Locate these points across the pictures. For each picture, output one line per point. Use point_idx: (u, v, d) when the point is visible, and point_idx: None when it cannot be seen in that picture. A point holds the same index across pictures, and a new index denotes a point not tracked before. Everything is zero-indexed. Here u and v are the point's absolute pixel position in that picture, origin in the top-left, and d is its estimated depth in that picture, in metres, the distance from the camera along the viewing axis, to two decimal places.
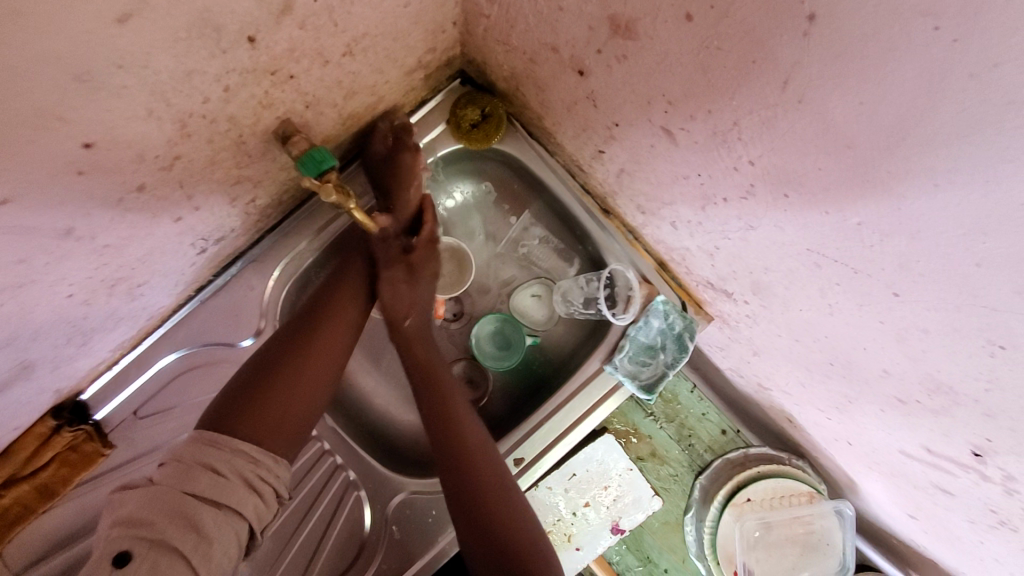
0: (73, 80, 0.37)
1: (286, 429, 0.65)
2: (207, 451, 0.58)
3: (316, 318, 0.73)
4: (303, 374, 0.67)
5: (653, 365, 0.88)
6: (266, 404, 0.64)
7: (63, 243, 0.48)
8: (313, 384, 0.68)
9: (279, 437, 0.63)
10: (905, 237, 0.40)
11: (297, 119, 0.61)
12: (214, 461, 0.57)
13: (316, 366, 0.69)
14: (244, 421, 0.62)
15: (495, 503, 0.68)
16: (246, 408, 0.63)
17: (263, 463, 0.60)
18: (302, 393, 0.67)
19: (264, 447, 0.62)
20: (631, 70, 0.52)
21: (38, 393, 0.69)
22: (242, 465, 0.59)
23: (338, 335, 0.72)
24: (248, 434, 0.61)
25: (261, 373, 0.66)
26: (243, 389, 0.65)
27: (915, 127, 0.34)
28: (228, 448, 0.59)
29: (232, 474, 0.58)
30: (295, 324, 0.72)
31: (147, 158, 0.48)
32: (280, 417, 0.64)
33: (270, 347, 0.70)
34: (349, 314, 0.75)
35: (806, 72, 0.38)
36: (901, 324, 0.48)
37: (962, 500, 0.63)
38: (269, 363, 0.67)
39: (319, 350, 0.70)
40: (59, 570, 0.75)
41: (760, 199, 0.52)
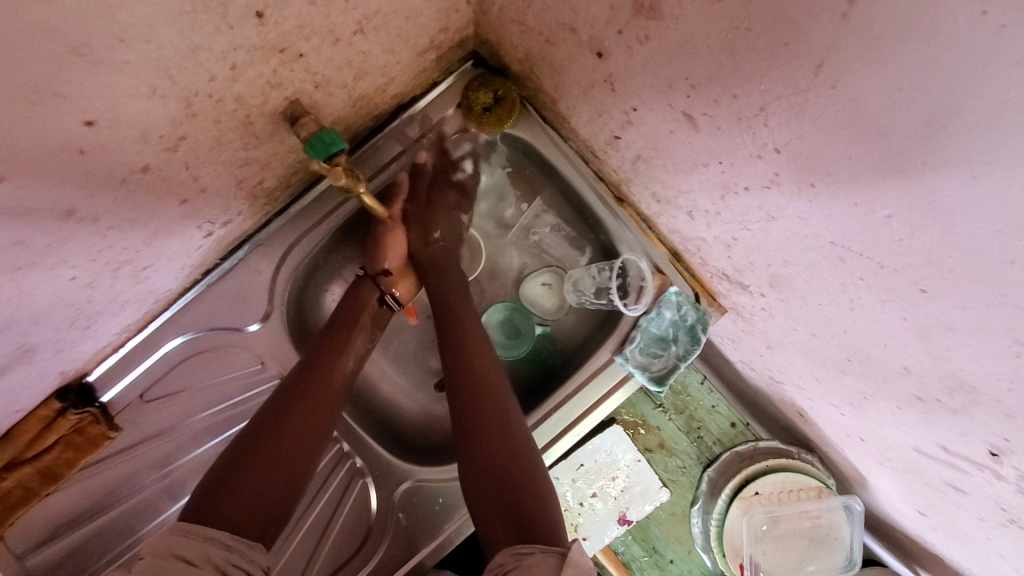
0: (70, 53, 0.35)
1: (263, 510, 0.61)
2: (180, 539, 0.54)
3: (294, 392, 0.70)
4: (280, 452, 0.65)
5: (664, 357, 0.86)
6: (242, 486, 0.61)
7: (65, 224, 0.47)
8: (294, 459, 0.66)
9: (256, 519, 0.61)
10: (938, 231, 0.39)
11: (306, 100, 0.60)
12: (186, 549, 0.53)
13: (297, 443, 0.67)
14: (219, 507, 0.59)
15: (511, 477, 0.66)
16: (223, 495, 0.60)
17: (237, 548, 0.57)
18: (281, 472, 0.64)
19: (239, 532, 0.59)
20: (653, 52, 0.50)
21: (42, 374, 0.69)
22: (216, 551, 0.55)
23: (318, 411, 0.70)
24: (223, 522, 0.58)
25: (238, 458, 0.64)
26: (220, 475, 0.62)
27: (958, 115, 0.32)
28: (201, 535, 0.55)
29: (205, 562, 0.54)
30: (273, 403, 0.70)
31: (151, 137, 0.47)
32: (257, 501, 0.61)
33: (251, 427, 0.68)
34: (329, 385, 0.73)
35: (842, 54, 0.36)
36: (925, 322, 0.47)
37: (973, 498, 0.62)
38: (246, 443, 0.65)
39: (296, 426, 0.68)
40: (67, 549, 0.78)
41: (784, 187, 0.50)
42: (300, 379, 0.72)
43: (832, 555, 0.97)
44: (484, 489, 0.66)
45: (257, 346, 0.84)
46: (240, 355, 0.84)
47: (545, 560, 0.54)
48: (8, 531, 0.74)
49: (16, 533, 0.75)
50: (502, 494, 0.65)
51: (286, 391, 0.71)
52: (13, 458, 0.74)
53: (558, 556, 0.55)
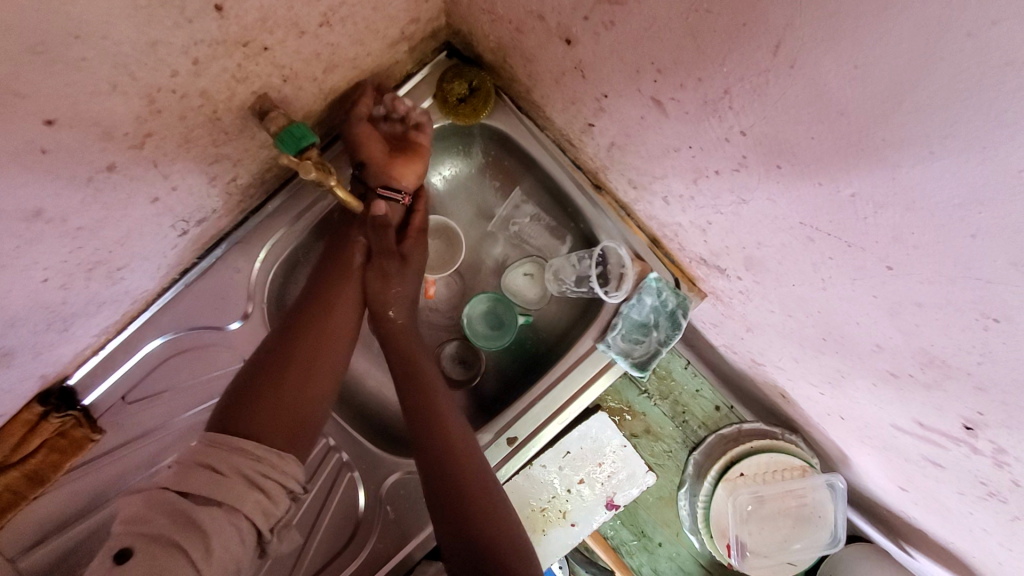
0: (26, 52, 0.35)
1: (288, 424, 0.65)
2: (210, 450, 0.59)
3: (309, 317, 0.73)
4: (299, 371, 0.68)
5: (645, 343, 0.87)
6: (266, 403, 0.64)
7: (32, 225, 0.47)
8: (311, 385, 0.68)
9: (282, 431, 0.64)
10: (898, 209, 0.39)
11: (276, 94, 0.59)
12: (215, 459, 0.58)
13: (313, 370, 0.69)
14: (246, 420, 0.63)
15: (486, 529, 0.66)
16: (248, 409, 0.64)
17: (265, 459, 0.60)
18: (301, 390, 0.67)
19: (267, 442, 0.62)
20: (619, 38, 0.50)
21: (20, 379, 0.68)
22: (244, 463, 0.59)
23: (332, 335, 0.73)
24: (250, 431, 0.62)
25: (258, 381, 0.67)
26: (243, 392, 0.66)
27: (911, 92, 0.32)
28: (230, 446, 0.59)
29: (233, 472, 0.58)
30: (289, 327, 0.72)
31: (116, 135, 0.46)
32: (281, 415, 0.65)
33: (269, 355, 0.70)
34: (341, 311, 0.75)
35: (799, 35, 0.36)
36: (893, 298, 0.47)
37: (953, 473, 0.63)
38: (264, 368, 0.68)
39: (312, 350, 0.70)
40: (56, 553, 0.77)
41: (751, 170, 0.50)
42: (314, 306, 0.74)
43: (817, 532, 1.00)
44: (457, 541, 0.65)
45: (240, 343, 0.84)
46: (222, 354, 0.84)
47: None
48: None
49: (5, 539, 0.74)
50: (475, 546, 0.64)
51: (301, 317, 0.73)
52: None
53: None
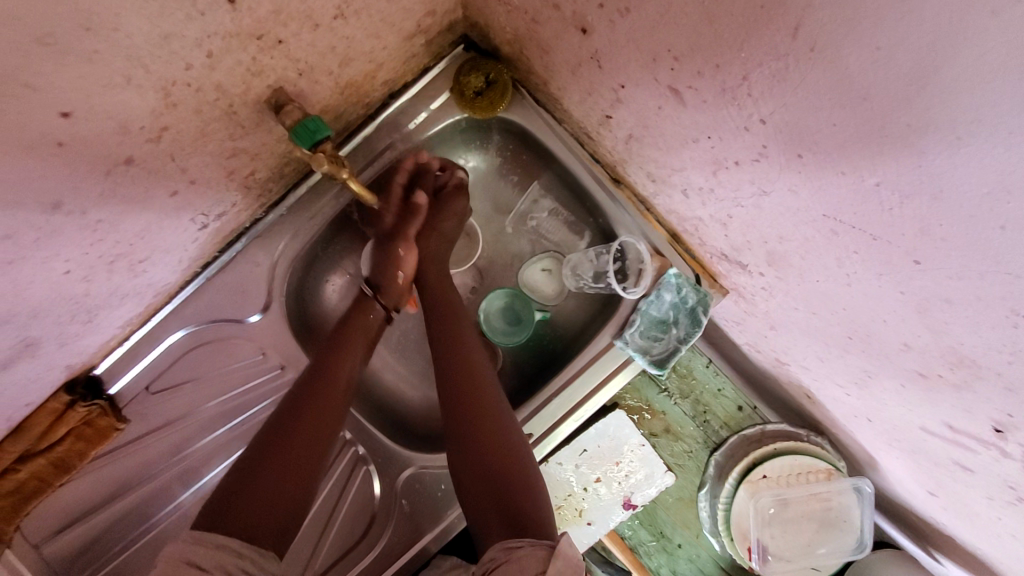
0: (38, 43, 0.35)
1: (276, 517, 0.61)
2: (194, 548, 0.55)
3: (303, 395, 0.70)
4: (292, 455, 0.65)
5: (664, 340, 0.85)
6: (255, 497, 0.61)
7: (53, 218, 0.48)
8: (304, 462, 0.65)
9: (268, 527, 0.60)
10: (925, 199, 0.37)
11: (291, 88, 0.59)
12: (198, 556, 0.54)
13: (309, 440, 0.67)
14: (233, 516, 0.59)
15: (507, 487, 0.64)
16: (237, 504, 0.60)
17: (252, 556, 0.57)
18: (291, 480, 0.64)
19: (254, 541, 0.59)
20: (635, 25, 0.49)
21: (47, 368, 0.70)
22: (230, 559, 0.55)
23: (327, 419, 0.69)
24: (238, 527, 0.58)
25: (250, 465, 0.64)
26: (232, 484, 0.62)
27: (935, 75, 0.30)
28: (215, 543, 0.56)
29: (217, 567, 0.54)
30: (283, 408, 0.69)
31: (132, 128, 0.47)
32: (270, 508, 0.61)
33: (263, 432, 0.67)
34: (337, 393, 0.72)
35: (819, 16, 0.34)
36: (921, 295, 0.45)
37: (982, 478, 0.61)
38: (253, 458, 0.65)
39: (306, 436, 0.67)
40: (81, 538, 0.81)
41: (773, 160, 0.48)
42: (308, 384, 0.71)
43: (842, 537, 0.97)
44: (484, 495, 0.65)
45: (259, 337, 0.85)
46: (243, 347, 0.86)
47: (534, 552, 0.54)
48: (25, 521, 0.78)
49: (34, 522, 0.79)
50: (499, 501, 0.63)
51: (293, 398, 0.70)
52: (23, 451, 0.76)
53: (547, 549, 0.55)
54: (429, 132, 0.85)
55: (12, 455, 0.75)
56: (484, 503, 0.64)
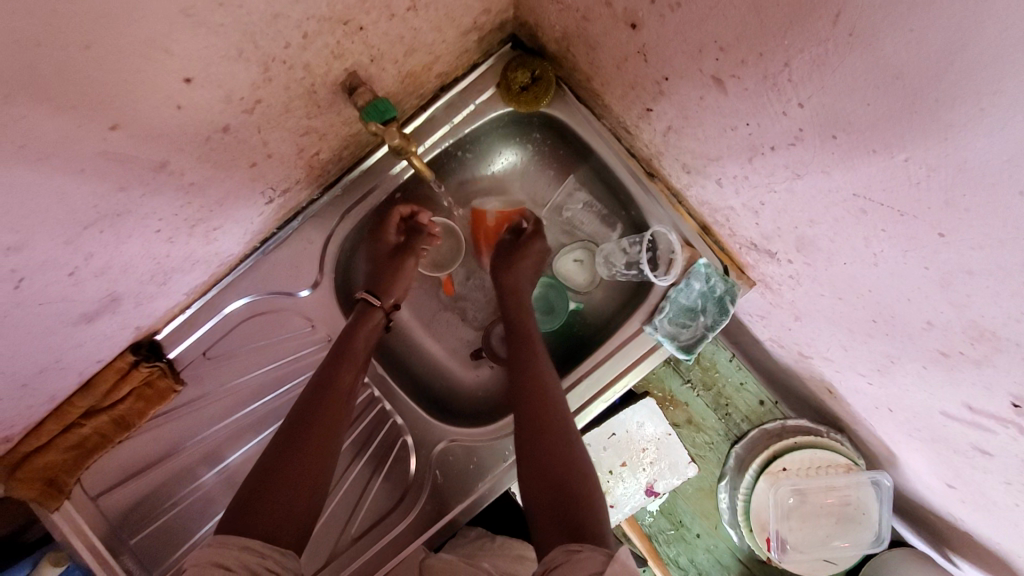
0: (181, 13, 0.42)
1: (293, 523, 0.65)
2: (220, 550, 0.59)
3: (307, 420, 0.73)
4: (297, 470, 0.68)
5: (692, 327, 0.89)
6: (272, 505, 0.65)
7: (157, 176, 0.54)
8: (311, 479, 0.69)
9: (289, 529, 0.65)
10: (951, 170, 0.42)
11: (363, 73, 0.66)
12: (225, 558, 0.58)
13: (313, 463, 0.70)
14: (253, 519, 0.63)
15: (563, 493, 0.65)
16: (255, 511, 0.64)
17: (271, 555, 0.61)
18: (302, 493, 0.67)
19: (274, 542, 0.63)
20: (685, 18, 0.54)
21: (121, 327, 0.76)
22: (252, 558, 0.59)
23: (327, 448, 0.72)
24: (256, 531, 0.62)
25: (264, 478, 0.67)
26: (248, 495, 0.66)
27: (961, 51, 0.35)
28: (238, 544, 0.60)
29: (242, 568, 0.58)
30: (289, 433, 0.72)
31: (233, 98, 0.53)
32: (285, 517, 0.65)
33: (272, 450, 0.71)
34: (336, 422, 0.74)
35: (858, 2, 0.39)
36: (946, 268, 0.49)
37: (1002, 462, 0.63)
38: (268, 472, 0.68)
39: (310, 461, 0.70)
40: (134, 496, 0.86)
41: (808, 143, 0.53)
42: (310, 414, 0.74)
43: (860, 531, 0.99)
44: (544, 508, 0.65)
45: (310, 311, 0.91)
46: (292, 319, 0.91)
47: (594, 556, 0.54)
48: (83, 474, 0.83)
49: (92, 475, 0.84)
50: (559, 504, 0.64)
51: (293, 427, 0.72)
52: (88, 408, 0.81)
53: (605, 556, 0.55)
54: (475, 124, 0.90)
55: (78, 411, 0.81)
56: (546, 508, 0.64)
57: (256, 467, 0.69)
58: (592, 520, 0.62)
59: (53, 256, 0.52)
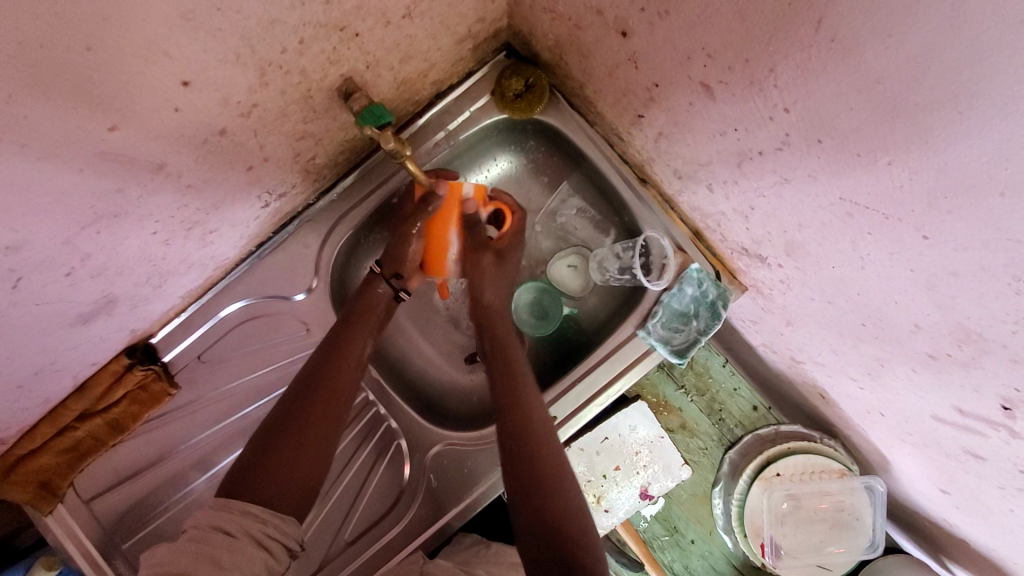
0: (180, 17, 0.43)
1: (296, 488, 0.66)
2: (221, 514, 0.60)
3: (313, 389, 0.73)
4: (301, 437, 0.68)
5: (685, 331, 0.89)
6: (275, 470, 0.65)
7: (155, 177, 0.55)
8: (316, 445, 0.69)
9: (290, 495, 0.65)
10: (932, 172, 0.43)
11: (359, 79, 0.67)
12: (225, 522, 0.60)
13: (318, 430, 0.70)
14: (255, 484, 0.64)
15: (549, 499, 0.68)
16: (257, 477, 0.64)
17: (272, 521, 0.62)
18: (306, 459, 0.67)
19: (275, 507, 0.64)
20: (673, 25, 0.55)
21: (116, 329, 0.76)
22: (254, 525, 0.60)
23: (332, 416, 0.72)
24: (258, 497, 0.63)
25: (268, 442, 0.68)
26: (252, 458, 0.67)
27: (938, 55, 0.36)
28: (240, 509, 0.61)
29: (243, 534, 0.60)
30: (295, 399, 0.72)
31: (230, 102, 0.54)
32: (288, 483, 0.65)
33: (279, 413, 0.71)
34: (343, 391, 0.74)
35: (838, 9, 0.40)
36: (930, 270, 0.50)
37: (993, 464, 0.64)
38: (273, 436, 0.68)
39: (315, 428, 0.70)
40: (128, 499, 0.86)
41: (794, 147, 0.54)
42: (316, 382, 0.74)
43: (854, 537, 0.99)
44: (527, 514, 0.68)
45: (305, 315, 0.92)
46: (288, 322, 0.92)
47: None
48: (77, 477, 0.83)
49: (86, 479, 0.84)
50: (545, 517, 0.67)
51: (301, 393, 0.72)
52: (83, 411, 0.81)
53: None
54: (470, 131, 0.91)
55: (73, 414, 0.81)
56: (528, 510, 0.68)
57: (263, 429, 0.70)
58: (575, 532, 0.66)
59: (51, 256, 0.53)
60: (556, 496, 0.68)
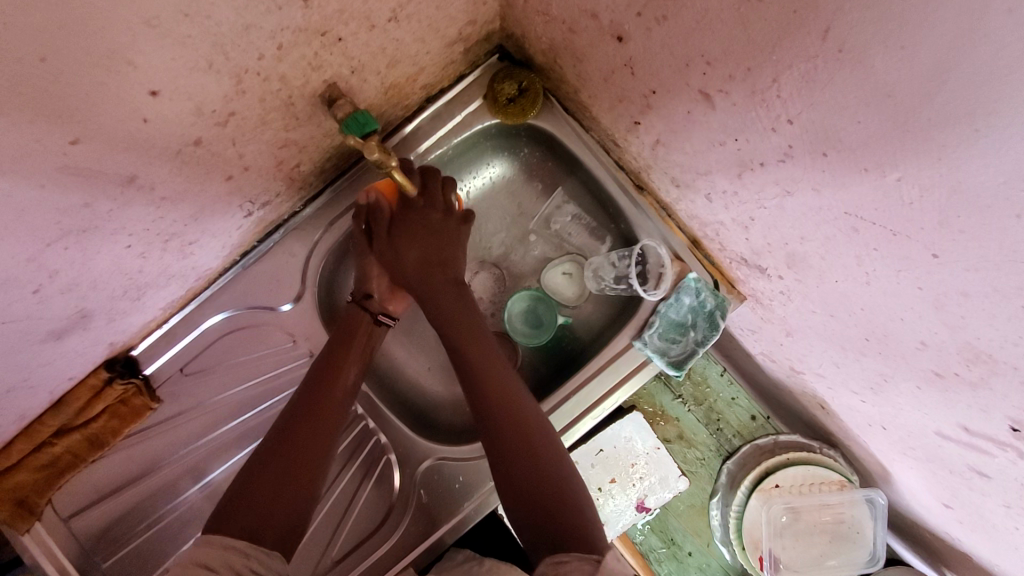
0: (144, 24, 0.40)
1: (280, 520, 0.63)
2: (203, 549, 0.57)
3: (298, 413, 0.71)
4: (287, 470, 0.66)
5: (682, 342, 0.87)
6: (257, 501, 0.63)
7: (126, 190, 0.52)
8: (302, 475, 0.66)
9: (272, 526, 0.62)
10: (944, 190, 0.40)
11: (343, 84, 0.64)
12: (207, 557, 0.56)
13: (303, 460, 0.67)
14: (237, 518, 0.61)
15: (544, 493, 0.65)
16: (239, 508, 0.62)
17: (256, 554, 0.59)
18: (291, 488, 0.65)
19: (259, 541, 0.61)
20: (671, 32, 0.53)
21: (93, 344, 0.73)
22: (237, 558, 0.57)
23: (318, 445, 0.69)
24: (240, 530, 0.60)
25: (251, 476, 0.65)
26: (238, 490, 0.64)
27: (953, 71, 0.34)
28: (222, 544, 0.58)
29: (225, 567, 0.56)
30: (280, 426, 0.70)
31: (205, 111, 0.52)
32: (273, 513, 0.63)
33: (265, 444, 0.69)
34: (330, 418, 0.72)
35: (848, 18, 0.38)
36: (939, 289, 0.47)
37: (999, 483, 0.62)
38: (257, 468, 0.66)
39: (300, 457, 0.67)
40: (105, 518, 0.82)
41: (798, 159, 0.52)
42: (304, 407, 0.71)
43: (854, 550, 0.97)
44: (519, 507, 0.65)
45: (291, 326, 0.89)
46: (274, 334, 0.89)
47: (581, 567, 0.55)
48: (54, 494, 0.79)
49: (64, 497, 0.80)
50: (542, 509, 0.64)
51: (288, 423, 0.70)
52: (60, 426, 0.79)
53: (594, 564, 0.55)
54: (462, 135, 0.89)
55: (51, 429, 0.78)
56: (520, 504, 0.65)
57: (249, 462, 0.67)
58: (575, 529, 0.62)
59: (15, 275, 0.50)
60: (546, 481, 0.66)
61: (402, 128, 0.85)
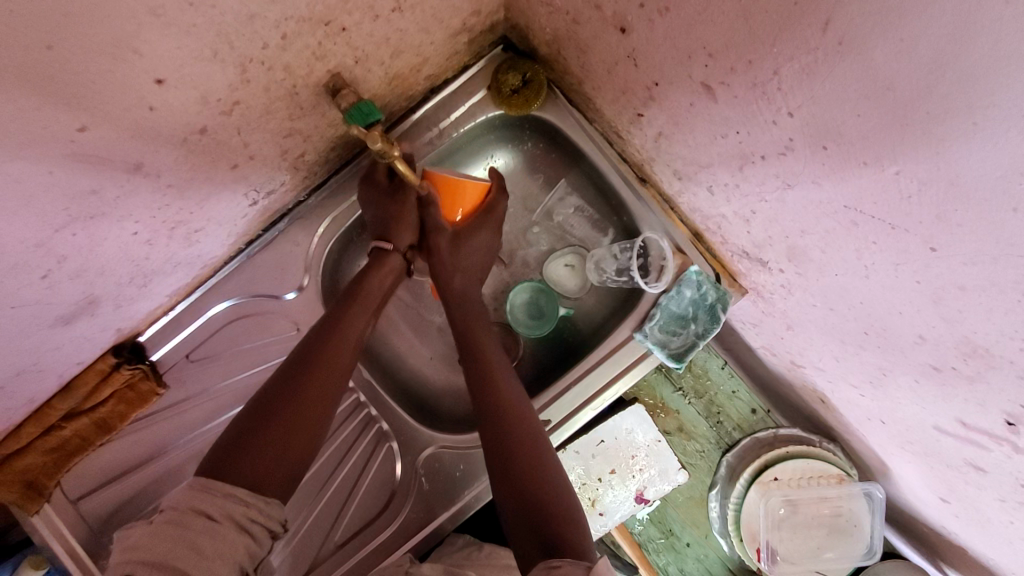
0: (149, 13, 0.41)
1: (282, 472, 0.62)
2: (201, 495, 0.56)
3: (303, 367, 0.70)
4: (292, 422, 0.65)
5: (682, 335, 0.87)
6: (261, 452, 0.62)
7: (134, 178, 0.53)
8: (308, 428, 0.66)
9: (274, 478, 0.62)
10: (943, 184, 0.40)
11: (347, 74, 0.65)
12: (207, 505, 0.55)
13: (309, 415, 0.66)
14: (239, 465, 0.60)
15: (532, 479, 0.66)
16: (242, 454, 0.61)
17: (256, 504, 0.58)
18: (297, 441, 0.64)
19: (260, 491, 0.60)
20: (673, 24, 0.53)
21: (100, 329, 0.75)
22: (237, 508, 0.57)
23: (324, 398, 0.69)
24: (241, 478, 0.59)
25: (255, 424, 0.64)
26: (239, 436, 0.63)
27: (953, 63, 0.34)
28: (222, 492, 0.57)
29: (225, 517, 0.56)
30: (283, 380, 0.69)
31: (209, 100, 0.52)
32: (276, 464, 0.62)
33: (266, 394, 0.67)
34: (335, 373, 0.71)
35: (848, 10, 0.38)
36: (937, 283, 0.48)
37: (994, 477, 0.62)
38: (260, 415, 0.65)
39: (306, 410, 0.67)
40: (112, 502, 0.83)
41: (798, 153, 0.52)
42: (310, 360, 0.71)
43: (851, 543, 0.98)
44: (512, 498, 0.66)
45: (295, 314, 0.90)
46: (278, 322, 0.90)
47: (573, 571, 0.53)
48: (64, 477, 0.81)
49: (72, 480, 0.81)
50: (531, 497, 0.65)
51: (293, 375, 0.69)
52: (68, 410, 0.79)
53: (584, 569, 0.54)
54: (466, 127, 0.89)
55: (58, 414, 0.79)
56: (517, 501, 0.65)
57: (247, 411, 0.66)
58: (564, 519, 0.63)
59: (24, 260, 0.51)
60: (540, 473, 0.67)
61: (407, 119, 0.85)
